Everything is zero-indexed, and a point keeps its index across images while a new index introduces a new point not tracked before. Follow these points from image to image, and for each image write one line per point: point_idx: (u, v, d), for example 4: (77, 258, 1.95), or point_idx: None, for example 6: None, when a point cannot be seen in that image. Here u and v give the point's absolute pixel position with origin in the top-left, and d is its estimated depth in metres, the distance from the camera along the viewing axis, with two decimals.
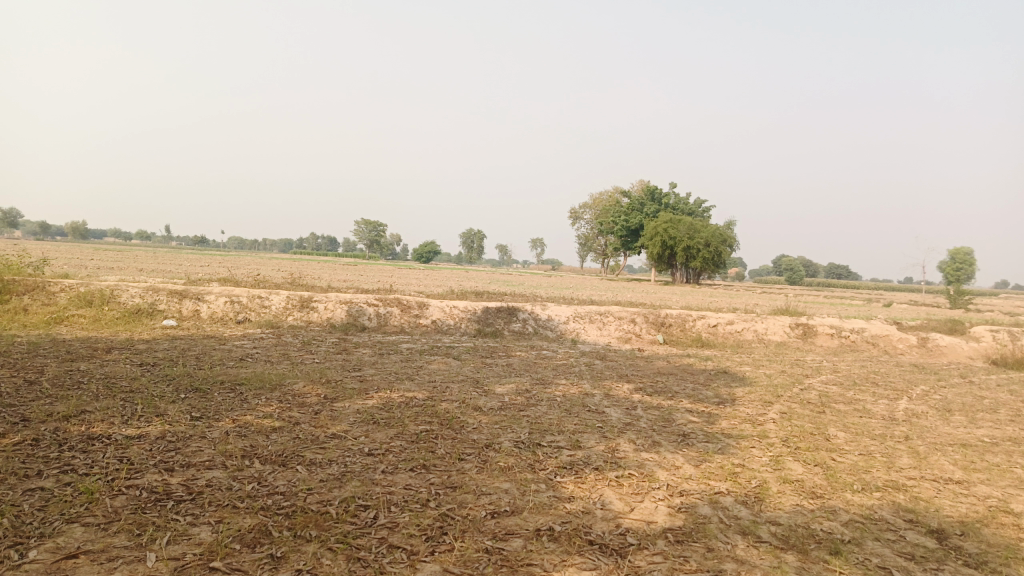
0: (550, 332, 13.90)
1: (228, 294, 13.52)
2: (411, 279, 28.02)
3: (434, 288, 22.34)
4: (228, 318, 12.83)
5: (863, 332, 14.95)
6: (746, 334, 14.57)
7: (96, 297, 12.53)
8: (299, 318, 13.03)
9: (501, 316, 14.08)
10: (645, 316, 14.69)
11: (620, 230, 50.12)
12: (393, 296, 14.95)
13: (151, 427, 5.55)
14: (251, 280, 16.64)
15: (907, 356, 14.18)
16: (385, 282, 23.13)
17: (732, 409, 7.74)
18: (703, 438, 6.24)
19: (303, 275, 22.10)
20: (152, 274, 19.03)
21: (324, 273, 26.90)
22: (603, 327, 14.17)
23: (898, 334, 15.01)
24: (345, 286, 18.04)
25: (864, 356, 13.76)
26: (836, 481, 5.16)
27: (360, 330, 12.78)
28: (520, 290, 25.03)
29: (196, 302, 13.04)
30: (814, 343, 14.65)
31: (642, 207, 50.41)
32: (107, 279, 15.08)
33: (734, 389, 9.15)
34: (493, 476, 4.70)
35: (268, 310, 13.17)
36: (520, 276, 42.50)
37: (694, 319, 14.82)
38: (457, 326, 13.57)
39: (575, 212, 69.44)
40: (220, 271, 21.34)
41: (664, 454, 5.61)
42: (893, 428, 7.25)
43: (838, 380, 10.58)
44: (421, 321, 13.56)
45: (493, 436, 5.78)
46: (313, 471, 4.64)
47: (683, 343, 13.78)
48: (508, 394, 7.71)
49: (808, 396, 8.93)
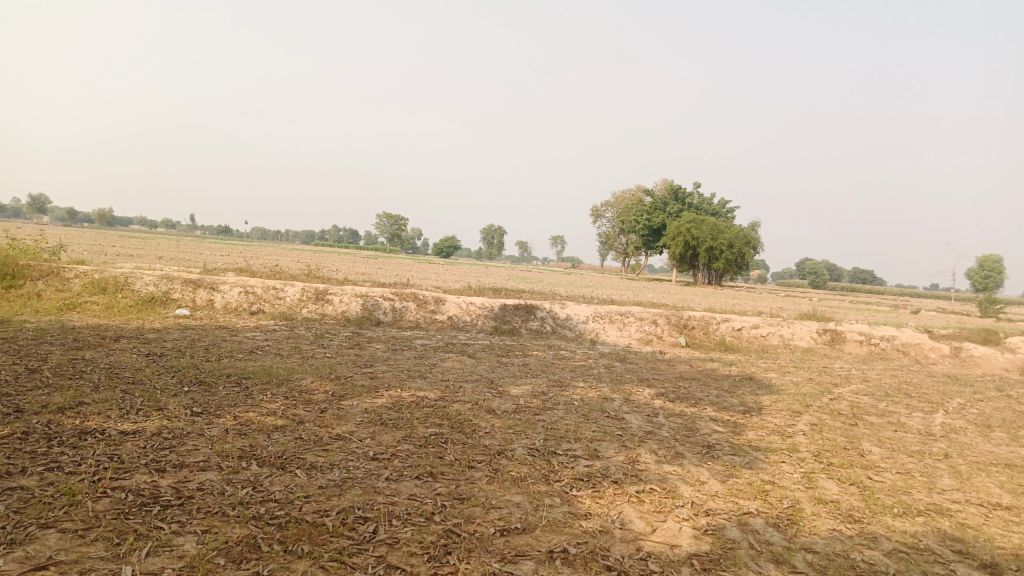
0: (569, 331, 13.55)
1: (243, 285, 13.33)
2: (429, 273, 27.78)
3: (452, 282, 22.09)
4: (242, 308, 12.64)
5: (894, 340, 14.43)
6: (772, 339, 14.12)
7: (110, 285, 12.40)
8: (314, 310, 12.81)
9: (519, 314, 13.75)
10: (668, 318, 14.29)
11: (642, 229, 49.56)
12: (410, 290, 14.70)
13: (147, 423, 5.30)
14: (268, 271, 16.47)
15: (940, 366, 13.65)
16: (403, 275, 22.90)
17: (759, 419, 7.34)
18: (729, 450, 5.87)
19: (320, 267, 21.93)
20: (169, 262, 18.95)
21: (342, 265, 26.77)
22: (624, 328, 13.79)
23: (930, 343, 14.47)
24: (362, 279, 17.82)
25: (895, 365, 13.26)
26: (874, 503, 4.77)
27: (375, 324, 12.52)
28: (539, 287, 24.67)
29: (210, 292, 12.86)
30: (842, 349, 14.16)
31: (665, 206, 49.79)
32: (123, 266, 14.97)
33: (760, 397, 8.75)
34: (504, 488, 4.38)
35: (282, 301, 12.95)
36: (540, 274, 42.15)
37: (718, 322, 14.39)
38: (473, 323, 13.26)
39: (597, 210, 68.87)
40: (238, 260, 21.25)
41: (688, 467, 5.25)
42: (931, 444, 6.83)
43: (869, 391, 10.13)
44: (437, 317, 13.27)
45: (506, 443, 5.46)
46: (312, 476, 4.35)
47: (706, 346, 13.36)
48: (524, 396, 7.39)
49: (838, 406, 8.52)
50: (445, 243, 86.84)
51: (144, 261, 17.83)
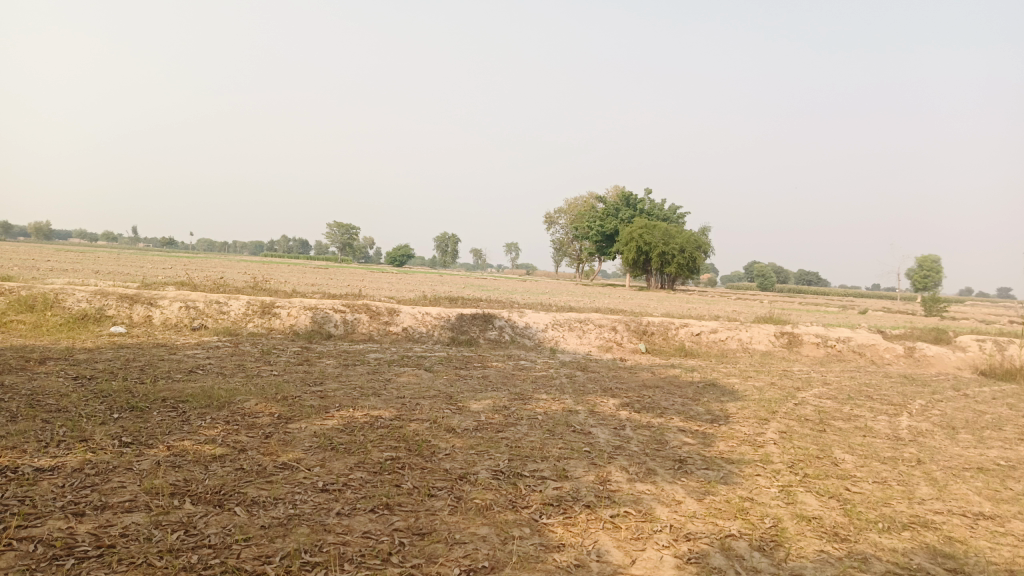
0: (527, 341, 13.22)
1: (184, 299, 12.64)
2: (381, 283, 27.20)
3: (405, 292, 21.57)
4: (183, 324, 11.97)
5: (849, 342, 14.50)
6: (731, 343, 14.04)
7: (38, 302, 11.60)
8: (260, 325, 12.21)
9: (476, 323, 13.37)
10: (627, 324, 14.09)
11: (596, 235, 49.70)
12: (362, 301, 14.20)
13: (68, 456, 4.76)
14: (212, 284, 15.75)
15: (895, 366, 13.75)
16: (354, 286, 22.29)
17: (728, 428, 7.12)
18: (702, 464, 5.60)
19: (267, 279, 21.20)
20: (106, 276, 18.01)
21: (291, 276, 25.97)
22: (583, 336, 13.54)
23: (884, 343, 14.58)
24: (313, 290, 17.23)
25: (852, 366, 13.29)
26: (858, 519, 4.54)
27: (326, 338, 12.00)
28: (494, 295, 24.33)
29: (149, 307, 12.16)
30: (799, 352, 14.17)
31: (617, 212, 50.02)
32: (54, 282, 14.09)
33: (726, 404, 8.55)
34: (468, 519, 4.01)
35: (226, 316, 12.32)
36: (496, 281, 41.84)
37: (677, 327, 14.25)
38: (429, 334, 12.84)
39: (550, 217, 68.94)
40: (181, 274, 20.37)
41: (662, 485, 4.95)
42: (902, 450, 6.68)
43: (832, 394, 10.04)
44: (391, 329, 12.80)
45: (468, 465, 5.09)
46: (253, 515, 3.90)
47: (666, 352, 13.18)
48: (484, 412, 7.01)
49: (804, 412, 8.36)
50: (397, 252, 85.84)
51: (79, 276, 16.90)
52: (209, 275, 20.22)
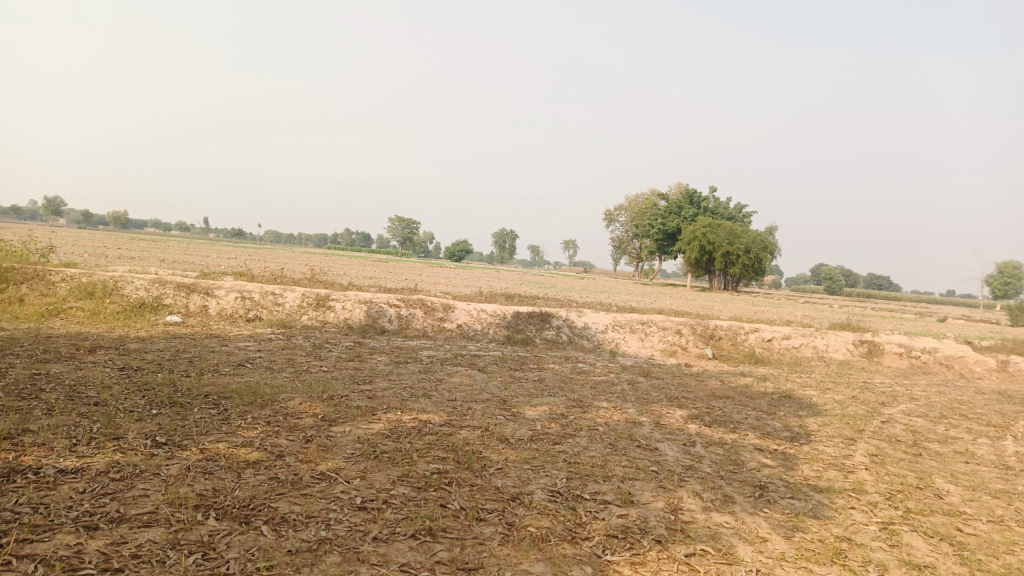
0: (587, 342, 12.65)
1: (240, 290, 12.51)
2: (438, 277, 27.00)
3: (462, 287, 21.25)
4: (237, 315, 11.83)
5: (936, 353, 13.42)
6: (805, 351, 13.16)
7: (98, 289, 11.63)
8: (314, 318, 11.99)
9: (534, 322, 12.85)
10: (692, 327, 13.35)
11: (657, 234, 48.55)
12: (417, 296, 13.86)
13: (96, 457, 4.46)
14: (269, 274, 15.68)
15: (987, 381, 12.63)
16: (412, 280, 22.05)
17: (811, 449, 6.42)
18: (785, 492, 4.97)
19: (324, 271, 21.16)
20: (168, 264, 18.19)
21: (349, 268, 25.97)
22: (645, 339, 12.88)
23: (975, 356, 13.43)
24: (369, 284, 17.03)
25: (939, 379, 12.25)
26: (979, 571, 3.85)
27: (379, 333, 11.69)
28: (552, 293, 23.73)
29: (205, 297, 12.07)
30: (880, 363, 13.17)
31: (679, 210, 48.78)
32: (116, 269, 14.21)
33: (805, 420, 7.82)
34: (521, 553, 3.49)
35: (281, 308, 12.13)
36: (554, 279, 41.24)
37: (747, 332, 13.45)
38: (484, 332, 12.40)
39: (611, 214, 67.76)
40: (241, 264, 20.50)
41: (742, 518, 4.35)
42: (1015, 482, 5.87)
43: (921, 411, 9.16)
44: (446, 326, 12.41)
45: (522, 484, 4.59)
46: (281, 536, 3.47)
47: (734, 359, 12.42)
48: (541, 420, 6.51)
49: (893, 431, 7.57)
50: (456, 248, 86.03)
51: (143, 264, 17.12)
52: (267, 266, 20.27)
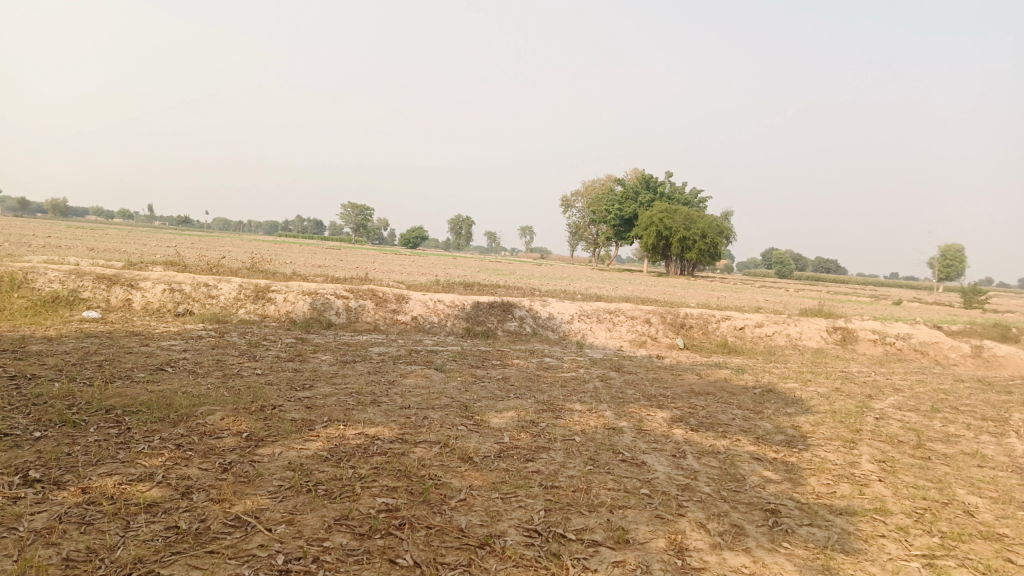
0: (552, 333, 11.83)
1: (169, 281, 11.30)
2: (391, 265, 25.86)
3: (417, 276, 20.21)
4: (166, 310, 10.65)
5: (910, 339, 12.98)
6: (778, 340, 12.56)
7: (3, 282, 10.29)
8: (252, 311, 10.89)
9: (495, 313, 11.96)
10: (662, 316, 12.64)
11: (615, 219, 48.03)
12: (367, 286, 12.82)
13: None
14: (206, 264, 14.43)
15: (963, 367, 12.23)
16: (362, 269, 20.91)
17: (813, 457, 5.70)
18: (802, 518, 4.19)
19: (268, 260, 19.86)
20: (94, 254, 16.68)
21: (296, 256, 24.66)
22: (613, 329, 12.12)
23: (948, 341, 13.02)
24: (316, 273, 15.91)
25: (916, 367, 11.79)
26: None
27: (325, 327, 10.67)
28: (511, 281, 22.86)
29: (129, 290, 10.85)
30: (854, 350, 12.67)
31: (636, 195, 48.31)
32: (30, 260, 12.81)
33: (796, 419, 7.12)
34: None
35: (215, 301, 10.98)
36: (512, 265, 40.31)
37: (718, 321, 12.79)
38: (441, 324, 11.47)
39: (568, 200, 67.05)
40: (178, 253, 19.07)
41: (762, 560, 3.54)
42: None
43: (911, 404, 8.57)
44: (399, 319, 11.42)
45: (491, 522, 3.71)
46: None
47: (707, 349, 11.76)
48: (508, 430, 5.64)
49: (893, 430, 6.90)
50: (411, 234, 84.48)
51: (66, 254, 15.67)
52: (205, 255, 18.92)
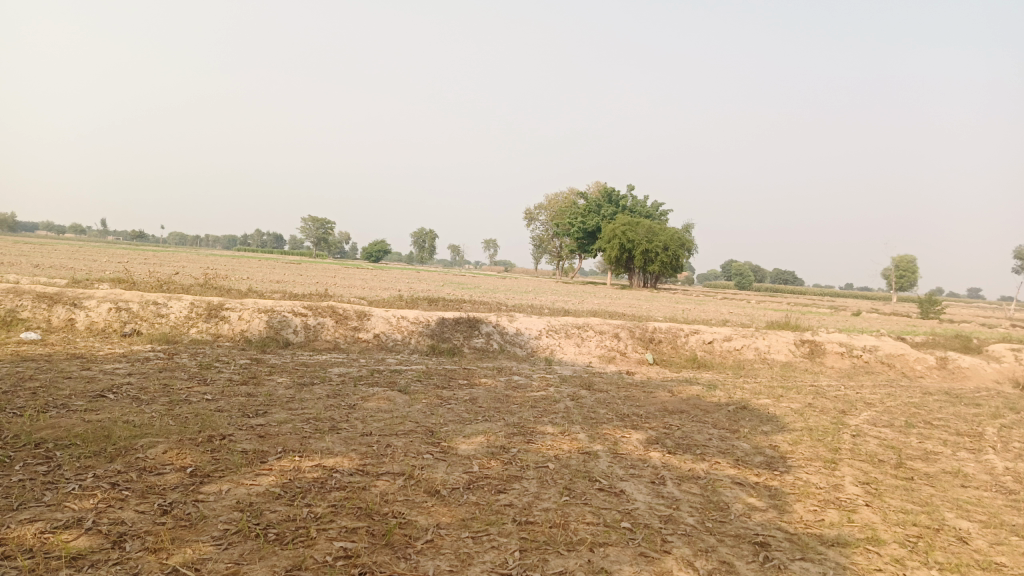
0: (519, 350, 11.52)
1: (115, 299, 10.70)
2: (353, 280, 25.30)
3: (378, 291, 19.76)
4: (112, 329, 10.07)
5: (876, 352, 12.98)
6: (747, 353, 12.44)
7: None
8: (205, 330, 10.37)
9: (460, 329, 11.61)
10: (631, 331, 12.42)
11: (578, 232, 48.07)
12: (327, 303, 12.36)
13: None
14: (157, 280, 13.80)
15: (929, 380, 12.24)
16: (322, 284, 20.36)
17: (795, 480, 5.47)
18: (792, 552, 3.93)
19: (224, 276, 19.19)
20: (37, 270, 15.88)
21: (254, 272, 23.98)
22: (582, 345, 11.86)
23: (913, 353, 13.05)
24: (274, 289, 15.38)
25: (884, 380, 11.76)
26: None
27: (283, 347, 10.21)
28: (475, 295, 22.54)
29: (71, 309, 10.24)
30: (823, 363, 12.61)
31: (599, 208, 48.44)
32: None
33: (774, 438, 6.91)
34: None
35: (165, 320, 10.43)
36: (476, 279, 39.95)
37: (686, 335, 12.62)
38: (404, 342, 11.08)
39: (531, 213, 67.10)
40: (128, 269, 18.31)
41: None
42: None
43: (885, 419, 8.44)
44: (361, 336, 11.00)
45: (461, 568, 3.36)
46: None
47: (676, 364, 11.58)
48: (477, 457, 5.30)
49: (872, 449, 6.73)
50: (373, 248, 83.65)
51: (7, 271, 14.87)
52: (157, 271, 18.20)
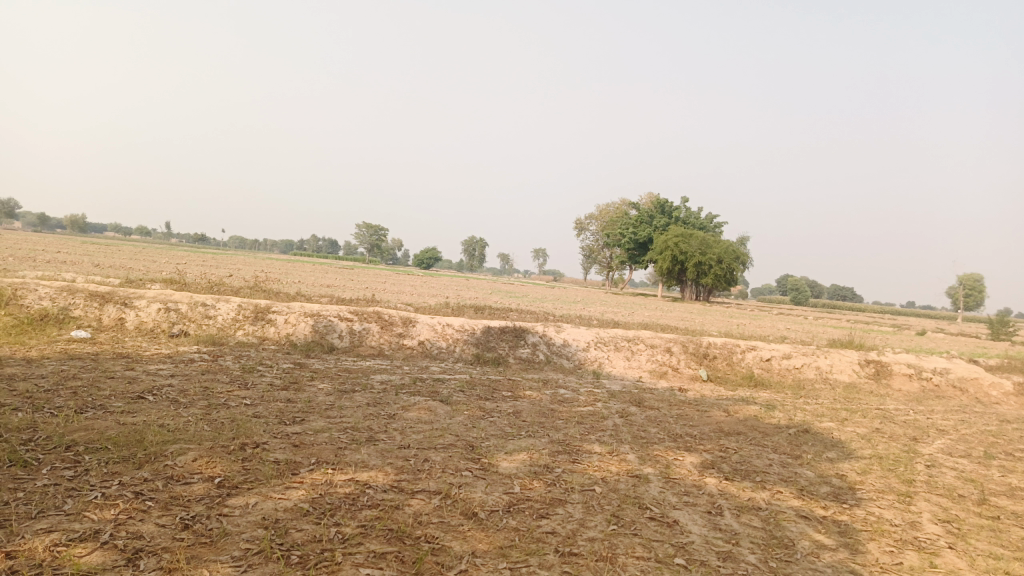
0: (566, 361, 11.16)
1: (164, 299, 10.75)
2: (401, 286, 25.31)
3: (426, 298, 19.64)
4: (160, 330, 10.10)
5: (948, 375, 12.19)
6: (808, 373, 11.82)
7: None
8: (250, 333, 10.32)
9: (507, 339, 11.32)
10: (684, 345, 11.94)
11: (629, 243, 47.39)
12: (373, 308, 12.23)
13: None
14: (208, 282, 13.91)
15: (1007, 406, 11.42)
16: (371, 290, 20.38)
17: (866, 515, 4.99)
18: None
19: (275, 279, 19.36)
20: (95, 269, 16.23)
21: (306, 276, 24.20)
22: (632, 358, 11.43)
23: (988, 377, 12.22)
24: (322, 293, 15.38)
25: (957, 405, 11.00)
26: None
27: (327, 352, 10.08)
28: (523, 304, 22.27)
29: (122, 308, 10.32)
30: (889, 385, 11.90)
31: (651, 219, 47.70)
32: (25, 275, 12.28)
33: (840, 466, 6.39)
34: None
35: (212, 322, 10.43)
36: (525, 288, 39.68)
37: (743, 351, 12.07)
38: (449, 350, 10.85)
39: (582, 223, 66.65)
40: (183, 270, 18.61)
41: None
42: None
43: (962, 449, 7.80)
44: (405, 344, 10.80)
45: None
46: None
47: (731, 382, 11.06)
48: (519, 477, 4.98)
49: (950, 482, 6.16)
50: (424, 255, 84.29)
51: (66, 270, 15.23)
52: (210, 273, 18.47)
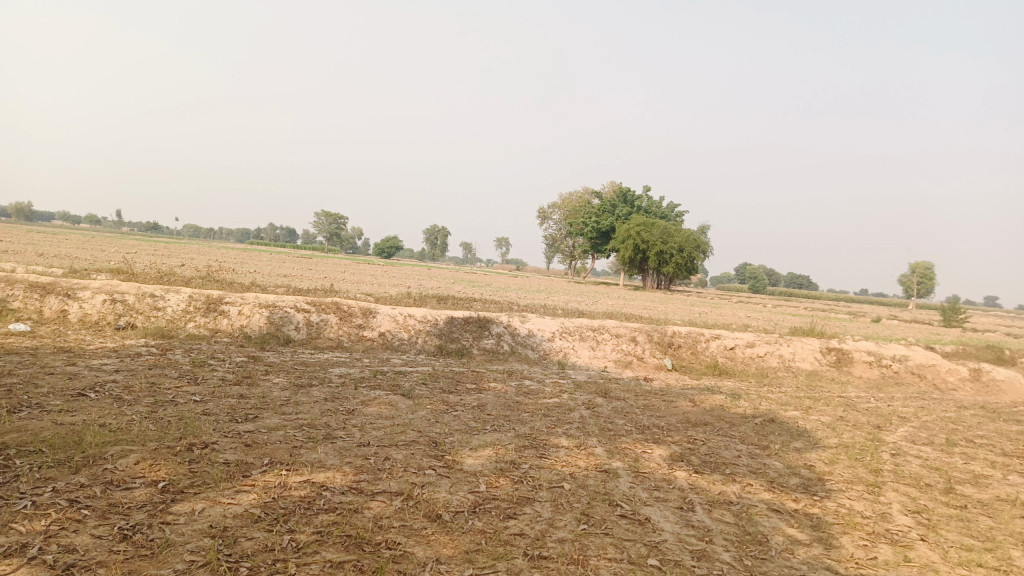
0: (531, 352, 10.99)
1: (110, 290, 10.25)
2: (362, 276, 24.86)
3: (388, 288, 19.28)
4: (105, 322, 9.63)
5: (906, 361, 12.35)
6: (771, 361, 11.85)
7: None
8: (203, 325, 9.91)
9: (470, 329, 11.10)
10: (648, 335, 11.86)
11: (592, 232, 47.43)
12: (332, 299, 11.88)
13: None
14: (160, 272, 13.38)
15: (963, 392, 11.61)
16: (331, 279, 19.94)
17: (837, 507, 4.91)
18: None
19: (231, 269, 18.81)
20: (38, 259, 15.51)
21: (264, 266, 23.59)
22: (597, 348, 11.32)
23: (945, 363, 12.41)
24: (280, 283, 14.93)
25: (916, 392, 11.14)
26: None
27: (283, 344, 9.73)
28: (486, 293, 22.04)
29: (64, 300, 9.80)
30: (850, 372, 12.00)
31: (614, 208, 47.83)
32: None
33: (807, 456, 6.34)
34: None
35: (161, 314, 9.98)
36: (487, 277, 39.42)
37: (707, 340, 12.05)
38: (411, 342, 10.58)
39: (544, 212, 66.57)
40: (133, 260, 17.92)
41: None
42: None
43: (925, 436, 7.84)
44: (366, 335, 10.50)
45: None
46: None
47: (696, 371, 11.02)
48: (484, 474, 4.78)
49: (916, 471, 6.14)
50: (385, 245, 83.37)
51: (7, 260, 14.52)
52: (162, 262, 17.83)
